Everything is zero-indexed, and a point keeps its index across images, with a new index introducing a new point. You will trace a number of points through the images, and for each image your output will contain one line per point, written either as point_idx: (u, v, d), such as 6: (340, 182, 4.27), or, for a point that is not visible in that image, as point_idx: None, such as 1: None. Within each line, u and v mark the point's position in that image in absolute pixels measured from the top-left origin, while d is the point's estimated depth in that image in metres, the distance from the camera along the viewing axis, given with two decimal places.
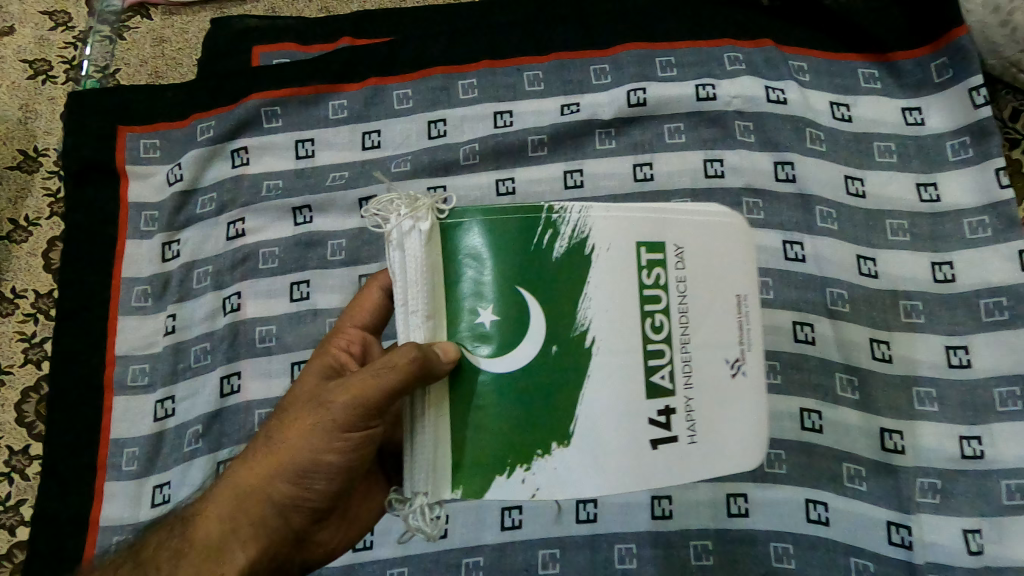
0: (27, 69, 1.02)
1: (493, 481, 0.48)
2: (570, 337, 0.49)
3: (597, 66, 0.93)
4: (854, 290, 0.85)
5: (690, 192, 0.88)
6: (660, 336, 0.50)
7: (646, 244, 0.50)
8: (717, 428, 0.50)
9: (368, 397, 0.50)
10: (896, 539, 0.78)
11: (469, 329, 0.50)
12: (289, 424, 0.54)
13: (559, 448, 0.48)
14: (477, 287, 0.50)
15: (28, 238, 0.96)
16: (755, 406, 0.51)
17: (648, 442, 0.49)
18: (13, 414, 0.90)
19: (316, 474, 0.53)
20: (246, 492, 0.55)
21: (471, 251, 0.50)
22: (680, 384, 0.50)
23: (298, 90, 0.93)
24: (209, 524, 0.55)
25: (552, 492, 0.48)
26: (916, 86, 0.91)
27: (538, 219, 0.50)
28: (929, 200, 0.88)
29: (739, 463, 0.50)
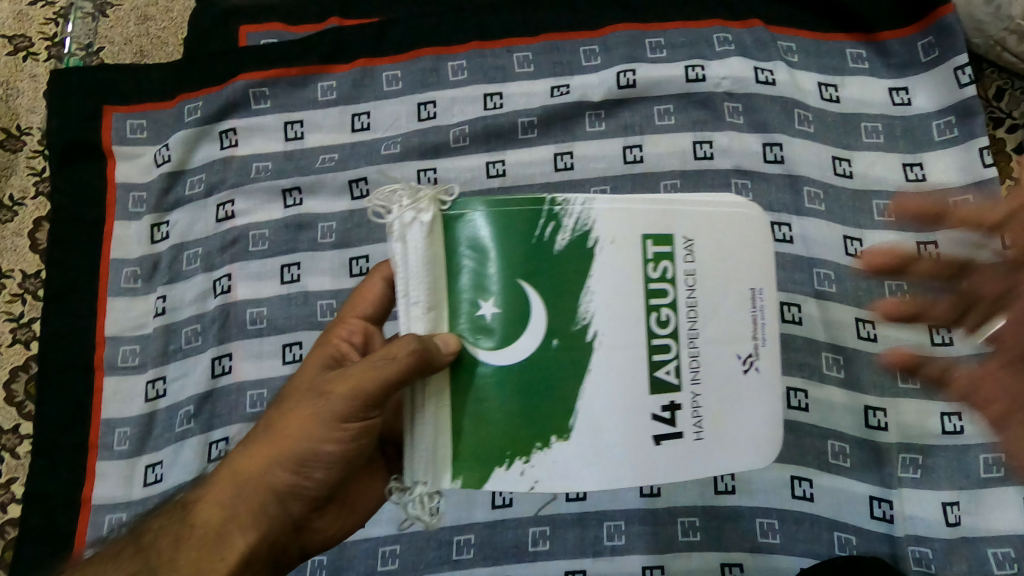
0: (8, 45, 1.01)
1: (492, 472, 0.50)
2: (571, 331, 0.50)
3: (587, 47, 0.92)
4: (841, 271, 0.86)
5: (679, 173, 0.89)
6: (667, 331, 0.51)
7: (653, 236, 0.50)
8: (722, 425, 0.51)
9: (369, 384, 0.51)
10: (877, 513, 0.79)
11: (470, 322, 0.50)
12: (289, 412, 0.55)
13: (559, 442, 0.49)
14: (479, 279, 0.50)
15: (14, 218, 0.96)
16: (761, 403, 0.52)
17: (653, 438, 0.50)
18: (2, 393, 0.90)
19: (316, 463, 0.54)
20: (246, 480, 0.54)
21: (473, 243, 0.50)
22: (687, 380, 0.51)
23: (286, 71, 0.92)
24: (207, 512, 0.54)
25: (551, 484, 0.49)
26: (903, 67, 0.91)
27: (541, 210, 0.50)
28: (915, 179, 0.88)
29: (744, 459, 0.52)
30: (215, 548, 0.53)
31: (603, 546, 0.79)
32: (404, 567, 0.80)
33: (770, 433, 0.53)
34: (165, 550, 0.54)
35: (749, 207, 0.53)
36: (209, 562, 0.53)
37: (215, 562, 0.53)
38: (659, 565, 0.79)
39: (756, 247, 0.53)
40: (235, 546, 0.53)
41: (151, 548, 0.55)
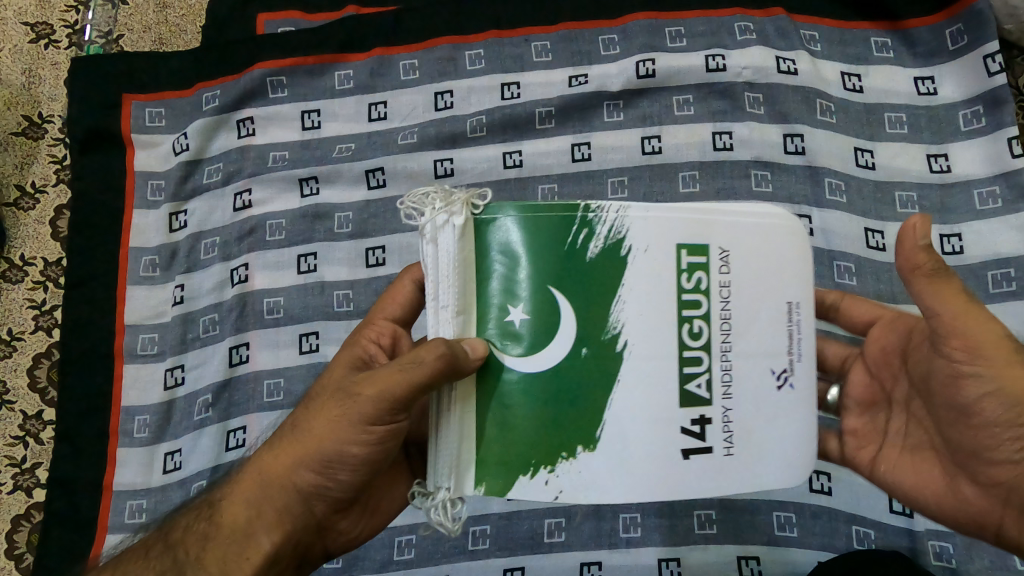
0: (29, 33, 1.02)
1: (517, 481, 0.50)
2: (600, 341, 0.50)
3: (606, 36, 0.91)
4: (861, 263, 0.85)
5: (698, 164, 0.88)
6: (699, 343, 0.51)
7: (687, 246, 0.51)
8: (754, 441, 0.51)
9: (397, 388, 0.51)
10: (897, 508, 0.78)
11: (499, 327, 0.51)
12: (317, 414, 0.55)
13: (586, 453, 0.49)
14: (510, 285, 0.51)
15: (35, 206, 0.97)
16: (796, 421, 0.52)
17: (680, 451, 0.50)
18: (25, 379, 0.91)
19: (342, 465, 0.54)
20: (272, 479, 0.55)
21: (506, 247, 0.51)
22: (719, 394, 0.51)
23: (304, 61, 0.92)
24: (233, 511, 0.55)
25: (574, 494, 0.49)
26: (929, 56, 0.90)
27: (575, 219, 0.51)
28: (940, 170, 0.87)
29: (775, 480, 0.52)
30: (241, 547, 0.53)
31: (618, 539, 0.79)
32: (420, 557, 0.80)
33: (805, 451, 0.52)
34: (193, 548, 0.55)
35: (783, 216, 0.52)
36: (235, 561, 0.53)
37: (242, 563, 0.53)
38: (675, 558, 0.78)
39: (793, 260, 0.52)
40: (261, 546, 0.53)
41: (179, 546, 0.55)
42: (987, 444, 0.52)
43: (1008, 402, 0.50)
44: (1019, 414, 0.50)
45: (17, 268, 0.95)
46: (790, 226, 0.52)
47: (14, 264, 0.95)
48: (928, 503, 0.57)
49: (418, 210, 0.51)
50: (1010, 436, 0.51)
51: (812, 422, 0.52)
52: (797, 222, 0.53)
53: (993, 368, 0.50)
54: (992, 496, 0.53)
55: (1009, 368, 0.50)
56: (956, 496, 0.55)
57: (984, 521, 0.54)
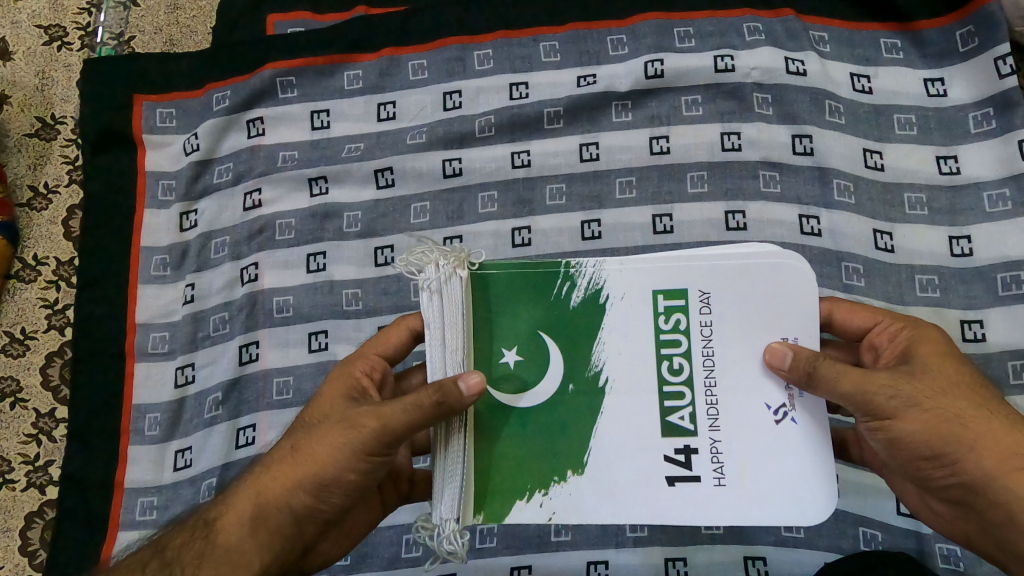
0: (42, 35, 1.03)
1: (513, 506, 0.54)
2: (585, 376, 0.55)
3: (614, 36, 0.92)
4: (870, 263, 0.84)
5: (706, 164, 0.88)
6: (680, 378, 0.55)
7: (663, 291, 0.55)
8: (747, 471, 0.53)
9: (396, 422, 0.52)
10: (904, 509, 0.78)
11: (496, 369, 0.55)
12: (314, 440, 0.55)
13: (575, 476, 0.54)
14: (505, 333, 0.55)
15: (48, 206, 0.97)
16: (790, 454, 0.54)
17: (665, 479, 0.53)
18: (39, 377, 0.92)
19: (335, 490, 0.55)
20: (268, 502, 0.55)
21: (500, 300, 0.56)
22: (704, 426, 0.54)
23: (314, 61, 0.93)
24: (229, 531, 0.56)
25: (567, 515, 0.54)
26: (939, 57, 0.90)
27: (560, 272, 0.56)
28: (949, 172, 0.87)
29: (769, 513, 0.53)
30: (231, 568, 0.54)
31: (625, 538, 0.80)
32: (429, 555, 0.81)
33: (806, 483, 0.53)
34: (189, 565, 0.56)
35: (788, 254, 0.56)
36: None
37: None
38: (681, 557, 0.79)
39: (795, 294, 0.56)
40: (252, 567, 0.55)
41: (176, 563, 0.57)
42: (922, 477, 0.55)
43: (919, 444, 0.53)
44: (935, 451, 0.53)
45: (30, 268, 0.95)
46: (795, 262, 0.56)
47: (27, 264, 0.96)
48: (912, 509, 0.62)
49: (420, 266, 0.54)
50: (937, 468, 0.54)
51: (809, 455, 0.54)
52: (802, 259, 0.56)
53: (893, 419, 0.53)
54: (954, 511, 0.57)
55: (908, 414, 0.52)
56: (926, 506, 0.60)
57: (953, 531, 0.59)
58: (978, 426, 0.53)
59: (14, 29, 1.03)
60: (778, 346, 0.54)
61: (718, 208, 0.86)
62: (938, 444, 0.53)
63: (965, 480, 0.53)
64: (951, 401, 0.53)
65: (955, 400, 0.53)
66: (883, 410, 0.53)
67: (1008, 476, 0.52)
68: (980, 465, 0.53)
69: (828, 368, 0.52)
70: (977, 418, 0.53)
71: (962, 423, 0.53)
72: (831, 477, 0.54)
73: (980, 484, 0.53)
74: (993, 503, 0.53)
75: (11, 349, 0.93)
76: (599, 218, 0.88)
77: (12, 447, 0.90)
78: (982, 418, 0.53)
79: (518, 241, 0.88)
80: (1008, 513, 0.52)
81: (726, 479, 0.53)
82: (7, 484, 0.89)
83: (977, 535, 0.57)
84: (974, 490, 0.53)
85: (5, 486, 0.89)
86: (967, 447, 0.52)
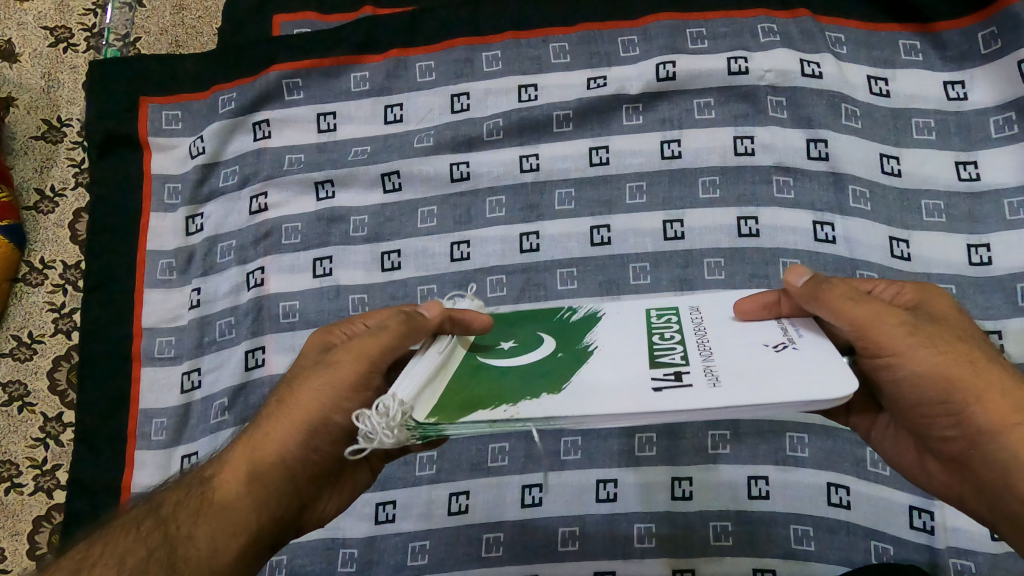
0: (49, 37, 1.02)
1: (472, 411, 0.47)
2: (575, 349, 0.54)
3: (626, 37, 0.90)
4: (886, 272, 0.82)
5: (719, 169, 0.86)
6: (672, 342, 0.53)
7: (655, 307, 0.57)
8: (745, 375, 0.48)
9: (374, 352, 0.55)
10: (917, 524, 0.77)
11: (488, 351, 0.56)
12: (300, 389, 0.56)
13: (550, 395, 0.48)
14: (503, 332, 0.58)
15: (55, 209, 0.97)
16: (795, 366, 0.49)
17: (650, 387, 0.48)
18: (45, 381, 0.92)
19: (326, 434, 0.55)
20: (260, 455, 0.55)
21: (506, 320, 0.60)
22: (698, 358, 0.50)
23: (319, 63, 0.92)
24: (224, 488, 0.54)
25: (534, 417, 0.46)
26: (960, 59, 0.87)
27: (563, 307, 0.60)
28: (969, 178, 0.85)
29: (781, 396, 0.46)
30: (230, 523, 0.53)
31: (633, 548, 0.79)
32: (435, 563, 0.80)
33: (819, 376, 0.47)
34: (183, 523, 0.53)
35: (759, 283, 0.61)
36: (225, 536, 0.53)
37: (232, 538, 0.53)
38: (689, 568, 0.78)
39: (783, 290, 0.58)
40: (251, 522, 0.54)
41: (170, 522, 0.54)
42: (924, 424, 0.54)
43: (926, 386, 0.52)
44: (942, 397, 0.52)
45: (37, 271, 0.95)
46: None
47: (34, 268, 0.95)
48: (905, 471, 0.61)
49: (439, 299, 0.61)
50: (940, 416, 0.53)
51: (814, 362, 0.49)
52: None
53: (903, 357, 0.52)
54: (949, 469, 0.56)
55: (915, 352, 0.51)
56: (922, 468, 0.59)
57: (947, 492, 0.58)
58: (984, 379, 0.51)
59: (20, 31, 1.02)
60: (802, 266, 0.56)
61: (730, 214, 0.85)
62: (946, 390, 0.52)
63: (967, 432, 0.52)
64: (966, 348, 0.52)
65: (969, 349, 0.52)
66: (892, 348, 0.52)
67: (1010, 433, 0.51)
68: (981, 418, 0.51)
69: (830, 295, 0.53)
70: (987, 369, 0.52)
71: (975, 371, 0.52)
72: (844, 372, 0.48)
73: (982, 437, 0.52)
74: (989, 461, 0.52)
75: (18, 353, 0.93)
76: (609, 223, 0.86)
77: (19, 452, 0.90)
78: (994, 371, 0.52)
79: (526, 247, 0.86)
80: (1006, 473, 0.51)
81: (723, 381, 0.48)
82: (15, 488, 0.89)
83: (970, 495, 0.56)
84: (973, 446, 0.52)
85: (13, 490, 0.89)
86: (975, 397, 0.51)
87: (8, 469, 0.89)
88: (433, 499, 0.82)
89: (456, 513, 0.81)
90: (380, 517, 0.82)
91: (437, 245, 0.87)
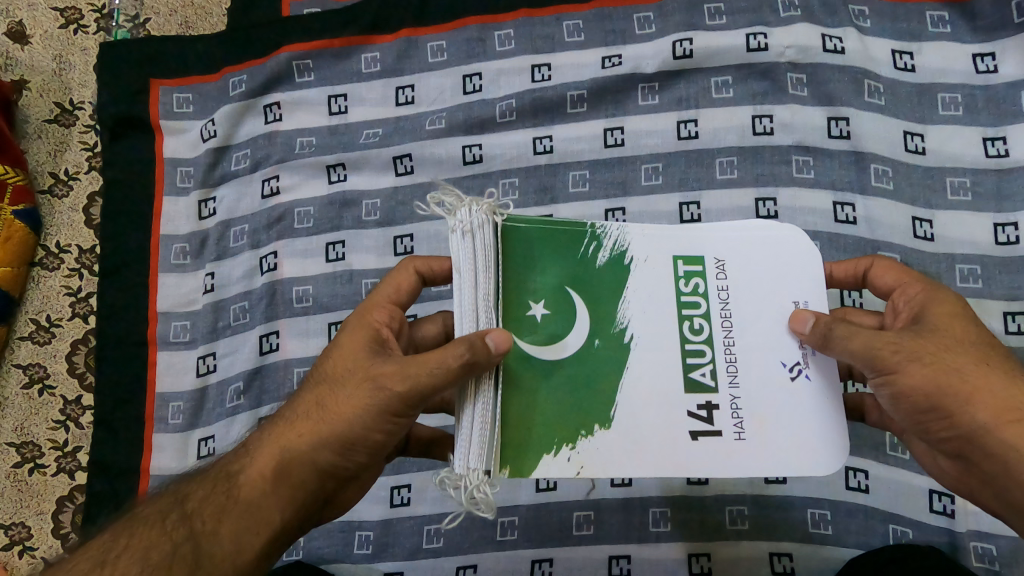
0: (59, 19, 1.02)
1: (540, 460, 0.50)
2: (612, 333, 0.53)
3: (642, 14, 0.88)
4: (908, 253, 0.80)
5: (736, 150, 0.84)
6: (701, 338, 0.54)
7: (683, 257, 0.55)
8: (766, 424, 0.52)
9: (421, 384, 0.50)
10: (937, 507, 0.76)
11: (521, 319, 0.53)
12: (338, 395, 0.53)
13: (603, 431, 0.51)
14: (531, 284, 0.54)
15: (69, 193, 0.98)
16: (806, 410, 0.53)
17: (688, 433, 0.51)
18: (65, 364, 0.93)
19: (360, 448, 0.53)
20: (291, 458, 0.53)
21: (529, 253, 0.54)
22: (725, 382, 0.53)
23: (330, 44, 0.91)
24: (249, 486, 0.54)
25: (596, 469, 0.50)
26: (990, 31, 0.84)
27: (587, 232, 0.55)
28: (997, 155, 0.82)
29: (789, 465, 0.52)
30: (255, 523, 0.53)
31: (648, 533, 0.79)
32: (450, 545, 0.80)
33: (822, 436, 0.52)
34: (209, 519, 0.54)
35: (786, 228, 0.57)
36: (249, 533, 0.53)
37: (256, 535, 0.53)
38: (705, 553, 0.77)
39: (809, 265, 0.56)
40: (275, 521, 0.53)
41: (197, 516, 0.54)
42: (922, 431, 0.53)
43: (918, 398, 0.51)
44: (933, 404, 0.51)
45: (53, 256, 0.96)
46: (791, 233, 0.57)
47: (50, 252, 0.96)
48: (925, 467, 0.61)
49: (453, 204, 0.52)
50: (935, 421, 0.52)
51: (822, 409, 0.53)
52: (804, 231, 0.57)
53: (893, 373, 0.51)
54: (958, 466, 0.55)
55: (916, 367, 0.50)
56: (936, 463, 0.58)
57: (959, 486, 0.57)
58: (979, 379, 0.50)
59: (30, 12, 1.02)
60: (802, 312, 0.54)
61: (749, 195, 0.83)
62: (936, 398, 0.50)
63: (963, 433, 0.51)
64: (950, 354, 0.51)
65: (954, 354, 0.51)
66: (885, 366, 0.51)
67: (1004, 429, 0.50)
68: (981, 418, 0.50)
69: (843, 328, 0.51)
70: (975, 370, 0.51)
71: (960, 375, 0.50)
72: (843, 431, 0.53)
73: (978, 437, 0.51)
74: (992, 456, 0.51)
75: (37, 336, 0.94)
76: (624, 206, 0.85)
77: (41, 433, 0.91)
78: (980, 371, 0.51)
79: None
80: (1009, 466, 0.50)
81: (747, 433, 0.51)
82: (38, 469, 0.90)
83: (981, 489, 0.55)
84: (972, 444, 0.51)
85: (36, 470, 0.90)
86: (963, 400, 0.50)
87: (30, 451, 0.91)
88: None
89: None
90: (396, 500, 0.82)
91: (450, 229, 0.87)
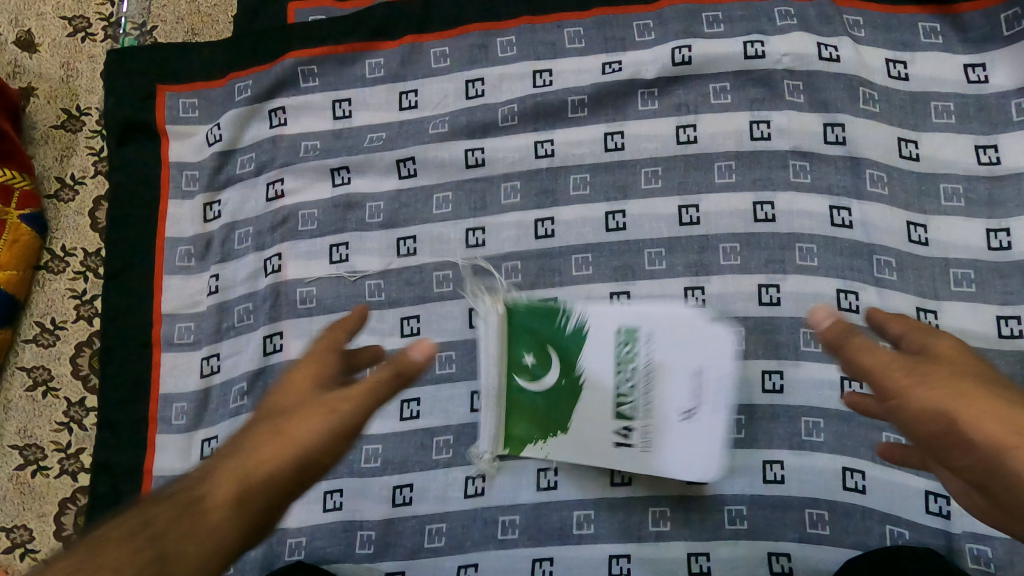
0: (66, 26, 1.03)
1: None
2: None
3: (641, 21, 0.90)
4: (902, 257, 0.82)
5: (734, 155, 0.86)
6: None
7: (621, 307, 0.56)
8: None
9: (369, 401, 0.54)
10: (933, 508, 0.77)
11: None
12: (296, 420, 0.53)
13: None
14: None
15: (75, 198, 0.99)
16: None
17: None
18: (69, 366, 0.93)
19: (314, 472, 0.52)
20: (253, 475, 0.49)
21: None
22: None
23: (335, 50, 0.92)
24: (204, 506, 0.48)
25: None
26: (981, 41, 0.86)
27: None
28: (988, 162, 0.84)
29: None
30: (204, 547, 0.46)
31: (647, 533, 0.79)
32: (451, 545, 0.81)
33: None
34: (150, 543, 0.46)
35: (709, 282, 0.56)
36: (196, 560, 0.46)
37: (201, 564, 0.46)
38: (704, 552, 0.78)
39: None
40: (226, 546, 0.47)
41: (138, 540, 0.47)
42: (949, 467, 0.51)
43: (927, 420, 0.50)
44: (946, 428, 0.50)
45: (58, 259, 0.97)
46: None
47: (55, 255, 0.97)
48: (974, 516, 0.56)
49: None
50: (953, 451, 0.50)
51: None
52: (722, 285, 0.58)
53: (896, 394, 0.52)
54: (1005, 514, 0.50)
55: (920, 389, 0.51)
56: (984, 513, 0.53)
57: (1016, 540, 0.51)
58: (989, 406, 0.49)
59: (39, 20, 1.03)
60: (825, 310, 0.58)
61: (747, 200, 0.84)
62: (944, 421, 0.50)
63: (981, 462, 0.48)
64: (959, 381, 0.51)
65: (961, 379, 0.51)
66: (887, 385, 0.53)
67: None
68: (989, 443, 0.48)
69: (860, 341, 0.56)
70: (985, 398, 0.50)
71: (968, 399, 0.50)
72: None
73: (998, 465, 0.48)
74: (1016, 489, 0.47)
75: (42, 339, 0.94)
76: (624, 210, 0.86)
77: (44, 435, 0.92)
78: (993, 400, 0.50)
79: (542, 234, 0.87)
80: None
81: None
82: (41, 471, 0.91)
83: None
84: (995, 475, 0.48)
85: (39, 472, 0.91)
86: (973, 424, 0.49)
87: (34, 452, 0.91)
88: (450, 482, 0.82)
89: (471, 497, 0.82)
90: (397, 499, 0.83)
91: (452, 232, 0.88)
